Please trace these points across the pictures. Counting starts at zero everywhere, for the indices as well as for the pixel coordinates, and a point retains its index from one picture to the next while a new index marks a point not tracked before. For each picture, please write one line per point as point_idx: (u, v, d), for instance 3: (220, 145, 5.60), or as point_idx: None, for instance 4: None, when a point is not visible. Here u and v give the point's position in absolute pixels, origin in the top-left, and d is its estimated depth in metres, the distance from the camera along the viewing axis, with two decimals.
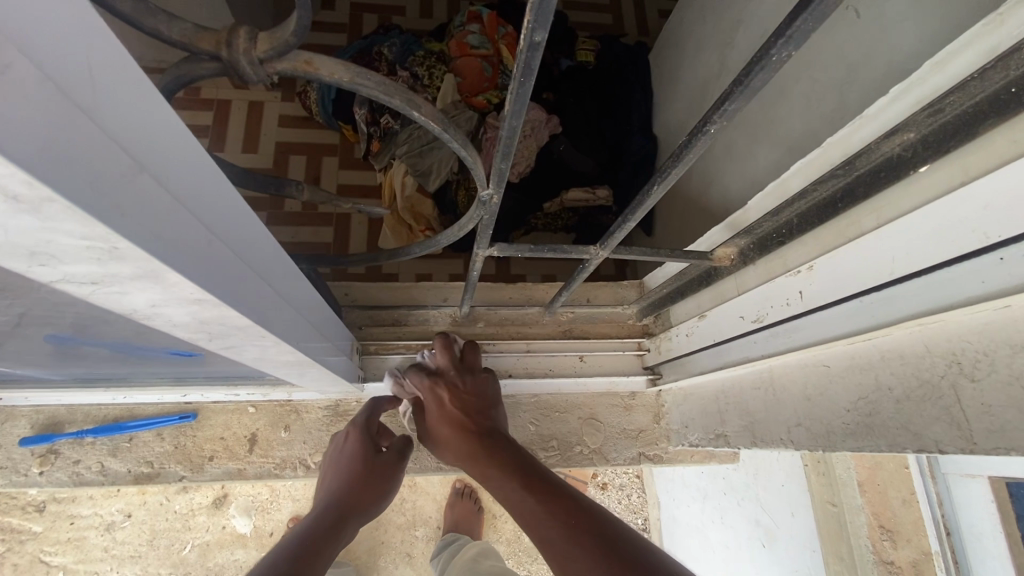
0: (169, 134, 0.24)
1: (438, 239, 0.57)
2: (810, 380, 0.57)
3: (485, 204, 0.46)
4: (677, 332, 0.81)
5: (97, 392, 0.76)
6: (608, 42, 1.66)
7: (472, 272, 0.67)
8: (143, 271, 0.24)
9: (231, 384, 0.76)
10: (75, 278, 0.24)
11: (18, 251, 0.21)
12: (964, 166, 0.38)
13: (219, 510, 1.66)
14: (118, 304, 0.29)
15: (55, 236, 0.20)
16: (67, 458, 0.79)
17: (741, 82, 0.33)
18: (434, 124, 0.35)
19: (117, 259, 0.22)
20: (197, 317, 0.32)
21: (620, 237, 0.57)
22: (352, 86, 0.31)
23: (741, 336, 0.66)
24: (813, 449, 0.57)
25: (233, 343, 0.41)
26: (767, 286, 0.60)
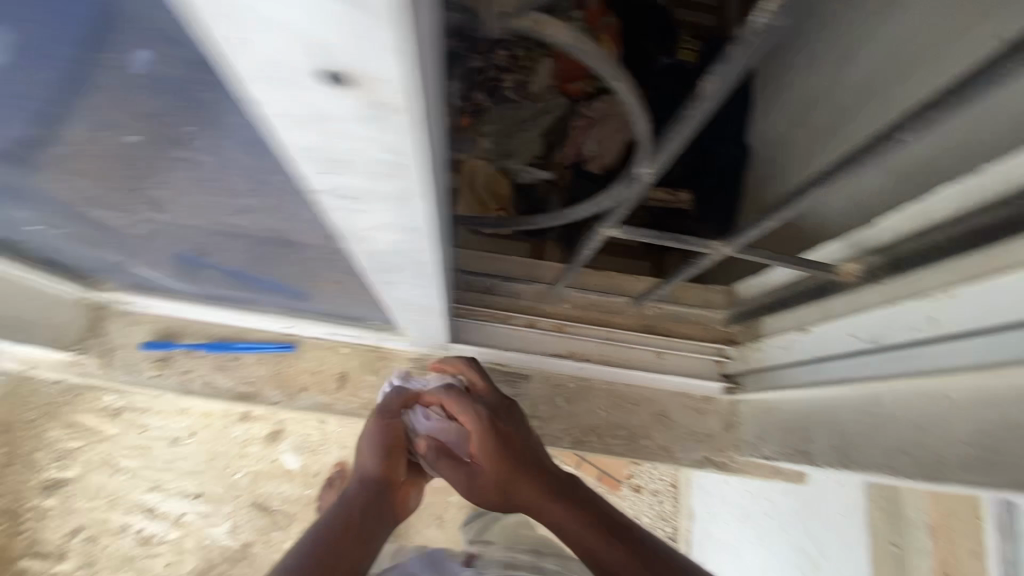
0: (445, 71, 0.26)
1: (566, 213, 0.57)
2: (923, 408, 0.56)
3: (635, 182, 0.47)
4: (774, 342, 0.80)
5: (219, 309, 0.84)
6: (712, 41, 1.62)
7: (583, 251, 0.67)
8: (400, 192, 0.27)
9: (333, 324, 0.84)
10: (337, 189, 0.27)
11: (322, 155, 0.24)
12: None
13: (271, 444, 1.72)
14: (343, 221, 0.32)
15: (370, 146, 0.22)
16: (180, 367, 0.86)
17: None
18: (629, 97, 0.37)
19: (394, 176, 0.25)
20: (394, 245, 0.35)
21: (751, 234, 0.57)
22: (572, 48, 0.33)
23: (848, 354, 0.66)
24: (915, 477, 0.56)
25: (396, 277, 0.44)
26: (889, 308, 0.59)
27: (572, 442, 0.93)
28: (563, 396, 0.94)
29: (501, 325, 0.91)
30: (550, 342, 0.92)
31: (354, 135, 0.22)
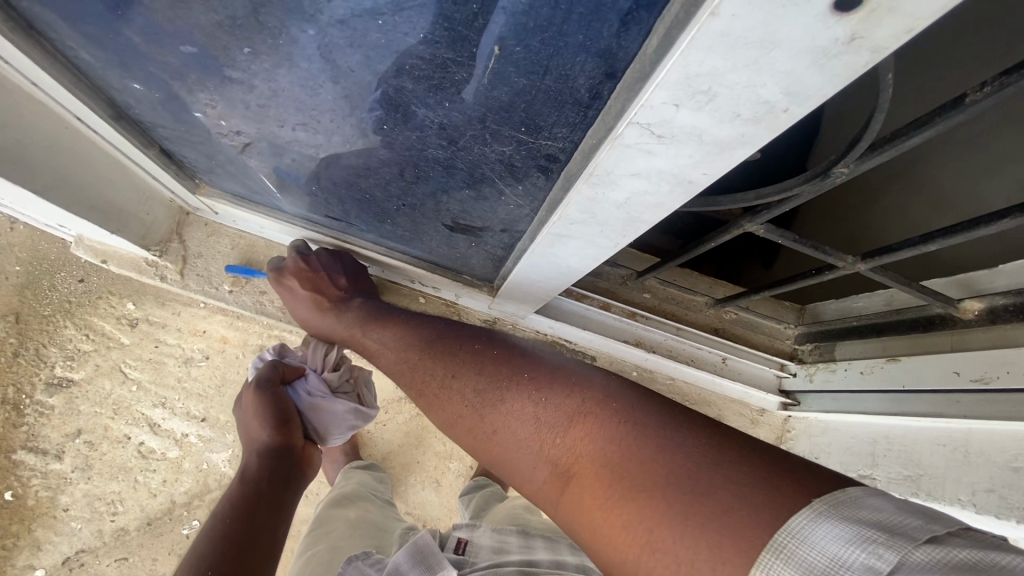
0: None
1: (716, 201, 0.56)
2: (1021, 452, 0.58)
3: (821, 182, 0.47)
4: (843, 365, 0.82)
5: (303, 236, 0.82)
6: None
7: (703, 244, 0.67)
8: (732, 141, 0.26)
9: (423, 272, 0.82)
10: (656, 126, 0.27)
11: (697, 87, 0.23)
12: None
13: None
14: (610, 161, 0.31)
15: (776, 84, 0.22)
16: (257, 287, 0.85)
17: None
18: (887, 94, 0.37)
19: (753, 122, 0.25)
20: (629, 198, 0.35)
21: (898, 253, 0.57)
22: None
23: (943, 389, 0.66)
24: (1005, 518, 0.58)
25: (585, 231, 0.43)
26: (1004, 350, 0.60)
27: None
28: None
29: (578, 306, 0.89)
30: (623, 329, 0.91)
31: (770, 69, 0.21)
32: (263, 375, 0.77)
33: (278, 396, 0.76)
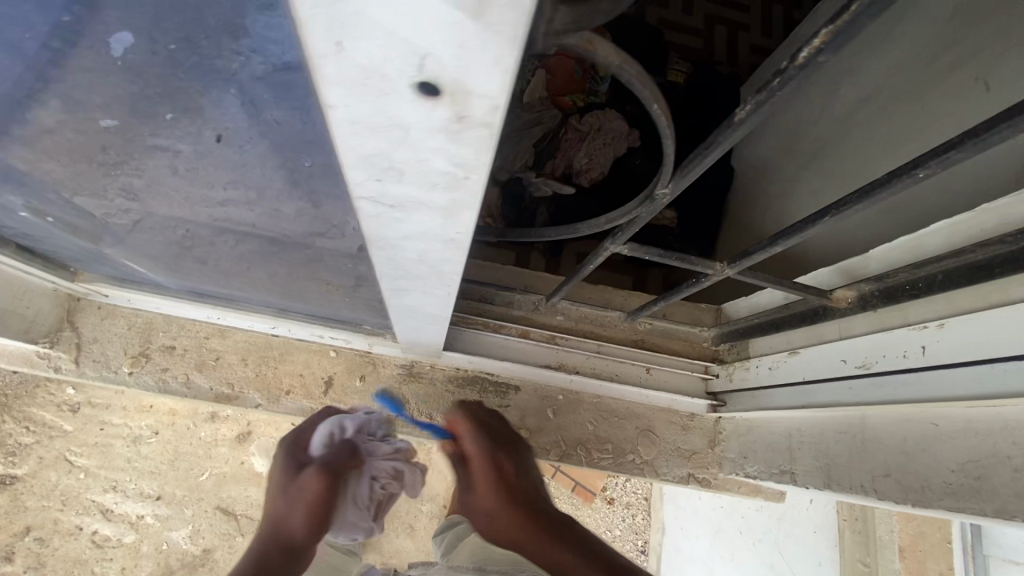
0: None
1: (576, 227, 0.58)
2: (909, 435, 0.58)
3: (653, 203, 0.48)
4: (759, 363, 0.82)
5: (199, 307, 0.80)
6: (703, 67, 1.66)
7: (584, 267, 0.68)
8: (450, 204, 0.26)
9: (323, 325, 0.81)
10: (382, 196, 0.27)
11: (378, 164, 0.23)
12: None
13: (242, 445, 1.66)
14: (377, 228, 0.31)
15: (436, 157, 0.22)
16: (157, 364, 0.83)
17: (977, 134, 0.34)
18: (663, 120, 0.37)
19: (450, 188, 0.24)
20: (421, 254, 0.35)
21: (755, 258, 0.58)
22: (618, 71, 0.33)
23: (836, 379, 0.67)
24: (901, 501, 0.58)
25: (413, 284, 0.42)
26: (881, 335, 0.61)
27: (558, 455, 0.92)
28: (552, 409, 0.93)
29: (494, 338, 0.89)
30: (543, 354, 0.91)
31: (420, 146, 0.21)
32: (291, 446, 0.63)
33: (274, 490, 0.59)
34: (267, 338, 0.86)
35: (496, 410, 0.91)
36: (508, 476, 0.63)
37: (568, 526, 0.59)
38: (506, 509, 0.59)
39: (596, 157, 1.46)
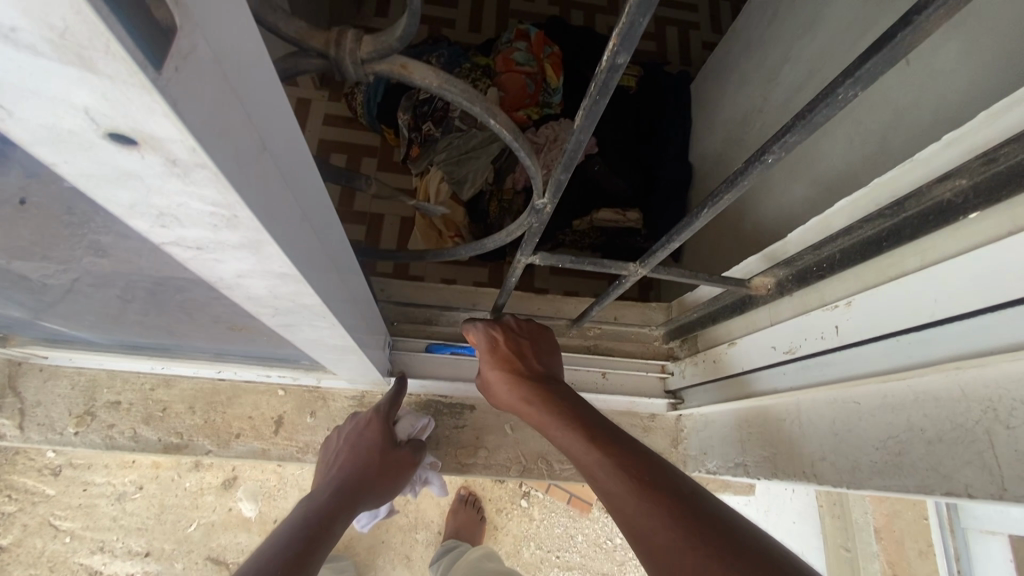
0: (282, 122, 0.26)
1: (485, 243, 0.59)
2: (838, 416, 0.57)
3: (537, 212, 0.49)
4: (706, 357, 0.81)
5: (139, 360, 0.79)
6: (651, 68, 1.68)
7: (509, 279, 0.69)
8: (247, 241, 0.26)
9: (264, 365, 0.79)
10: (183, 242, 0.27)
11: (149, 211, 0.23)
12: (1014, 215, 0.39)
13: (227, 492, 1.61)
14: (209, 271, 0.31)
15: (188, 200, 0.22)
16: (103, 421, 0.83)
17: (803, 116, 0.34)
18: (507, 133, 0.38)
19: (231, 226, 0.25)
20: (271, 291, 0.35)
21: (661, 256, 0.59)
22: (440, 92, 0.33)
23: (770, 366, 0.67)
24: (838, 485, 0.56)
25: (293, 321, 0.42)
26: (801, 318, 0.61)
27: (519, 471, 0.88)
28: (510, 424, 0.90)
29: (441, 358, 0.87)
30: None
31: (163, 191, 0.21)
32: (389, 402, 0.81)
33: (355, 444, 0.77)
34: (214, 383, 0.86)
35: (451, 431, 0.90)
36: (525, 365, 0.71)
37: (571, 394, 0.66)
38: (511, 387, 0.69)
39: None
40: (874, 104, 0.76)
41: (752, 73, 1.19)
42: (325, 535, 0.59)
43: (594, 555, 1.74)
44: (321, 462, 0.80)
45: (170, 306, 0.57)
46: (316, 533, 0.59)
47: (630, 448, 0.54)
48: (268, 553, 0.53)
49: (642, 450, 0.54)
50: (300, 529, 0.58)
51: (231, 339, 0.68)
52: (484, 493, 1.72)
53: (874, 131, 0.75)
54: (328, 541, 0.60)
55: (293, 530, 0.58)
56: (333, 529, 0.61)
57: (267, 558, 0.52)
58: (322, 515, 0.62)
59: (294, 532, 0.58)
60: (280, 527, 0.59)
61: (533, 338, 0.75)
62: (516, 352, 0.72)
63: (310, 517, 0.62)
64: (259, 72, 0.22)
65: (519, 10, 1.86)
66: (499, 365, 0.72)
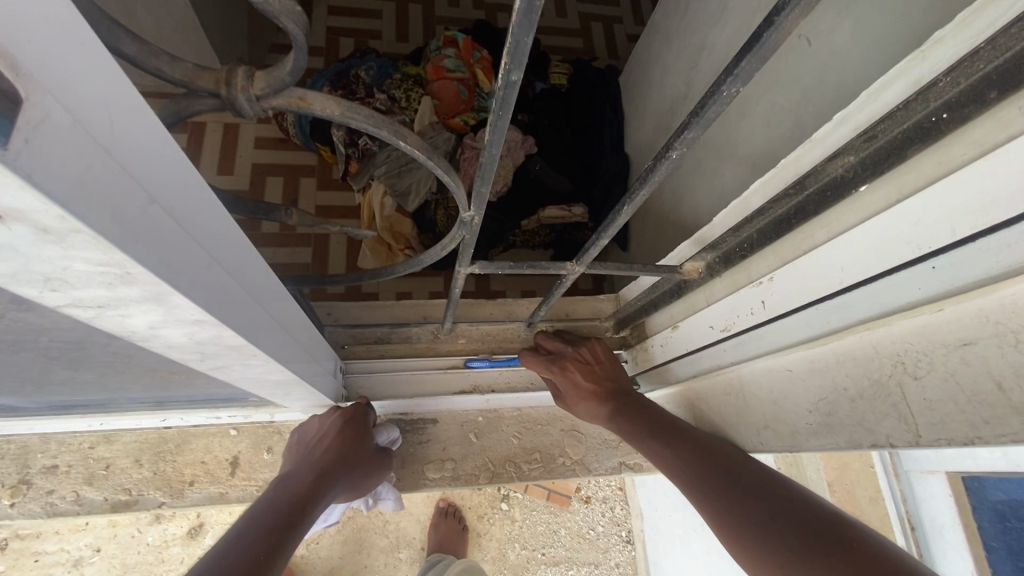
0: (175, 168, 0.25)
1: (421, 259, 0.59)
2: (775, 385, 0.59)
3: (467, 225, 0.49)
4: (654, 342, 0.84)
5: (73, 420, 0.75)
6: (579, 65, 1.72)
7: (453, 290, 0.69)
8: (149, 293, 0.26)
9: (210, 407, 0.76)
10: (81, 302, 0.26)
11: (35, 277, 0.22)
12: (899, 184, 0.42)
13: (194, 540, 1.53)
14: (118, 326, 0.30)
15: (74, 263, 0.21)
16: (42, 489, 0.78)
17: (696, 113, 0.36)
18: (419, 153, 0.38)
19: (128, 282, 0.24)
20: (190, 337, 0.34)
21: (592, 253, 0.60)
22: (343, 120, 0.34)
23: (710, 345, 0.70)
24: (781, 450, 0.58)
25: (224, 362, 0.41)
26: (732, 297, 0.64)
27: (488, 478, 0.88)
28: (473, 432, 0.91)
29: (399, 373, 0.87)
30: (451, 379, 0.88)
31: (43, 258, 0.21)
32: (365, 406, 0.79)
33: (335, 435, 0.72)
34: (160, 432, 0.82)
35: (415, 447, 0.88)
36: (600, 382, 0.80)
37: (665, 422, 0.68)
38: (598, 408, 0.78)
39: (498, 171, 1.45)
40: (784, 84, 0.81)
41: (673, 63, 1.23)
42: (298, 524, 0.55)
43: (578, 546, 1.74)
44: (297, 442, 0.74)
45: (92, 361, 0.54)
46: (286, 522, 0.54)
47: (706, 452, 0.61)
48: (232, 544, 0.48)
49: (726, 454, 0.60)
50: (274, 516, 0.54)
51: (168, 386, 0.65)
52: (463, 501, 1.72)
53: (786, 111, 0.79)
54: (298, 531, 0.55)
55: (265, 516, 0.54)
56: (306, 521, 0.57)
57: (229, 552, 0.47)
58: (297, 501, 0.58)
59: (264, 520, 0.53)
60: (250, 512, 0.55)
61: (599, 362, 0.83)
62: (592, 382, 0.80)
63: (279, 504, 0.57)
64: (133, 124, 0.22)
65: (444, 17, 1.86)
66: (579, 398, 0.80)
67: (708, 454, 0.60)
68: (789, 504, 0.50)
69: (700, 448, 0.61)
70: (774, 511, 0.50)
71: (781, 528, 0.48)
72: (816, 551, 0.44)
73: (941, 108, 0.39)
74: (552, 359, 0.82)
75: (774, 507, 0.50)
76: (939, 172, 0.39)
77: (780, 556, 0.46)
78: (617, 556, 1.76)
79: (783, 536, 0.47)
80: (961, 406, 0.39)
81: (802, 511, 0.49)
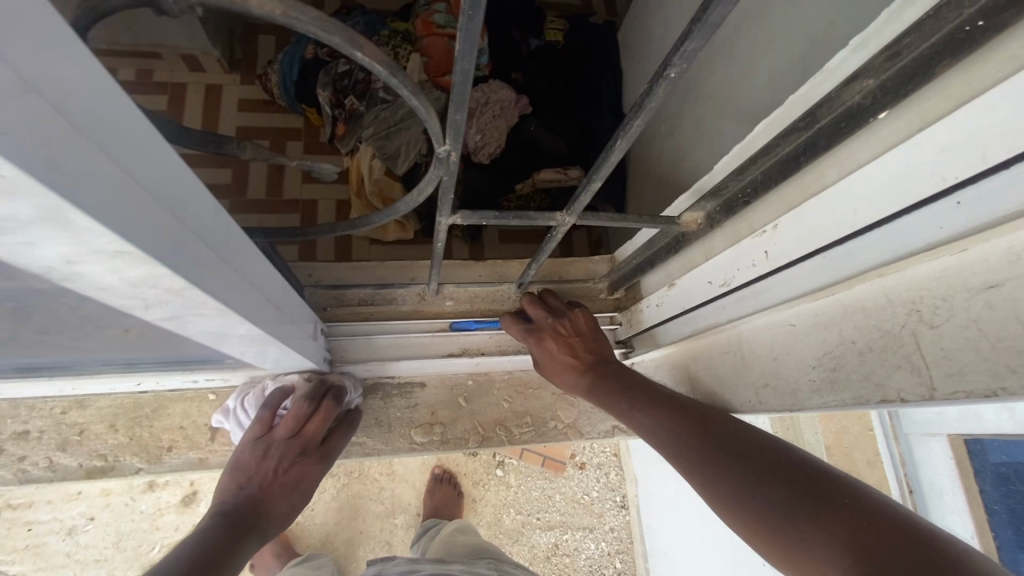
0: (65, 56, 0.21)
1: (398, 206, 0.55)
2: (777, 341, 0.56)
3: (443, 163, 0.45)
4: (650, 302, 0.80)
5: (41, 384, 0.72)
6: (575, 19, 1.63)
7: (436, 246, 0.65)
8: (44, 211, 0.21)
9: (185, 371, 0.73)
10: None
11: None
12: (923, 110, 0.38)
13: (188, 508, 1.52)
14: (28, 259, 0.26)
15: None
16: (13, 455, 0.75)
17: (699, 18, 0.31)
18: (379, 67, 0.33)
19: (8, 193, 0.20)
20: (120, 276, 0.30)
21: (584, 201, 0.56)
22: (286, 21, 0.29)
23: (708, 302, 0.66)
24: (781, 409, 0.55)
25: (173, 311, 0.37)
26: (733, 249, 0.60)
27: (478, 442, 0.86)
28: (463, 396, 0.88)
29: (384, 336, 0.84)
30: (438, 344, 0.85)
31: None
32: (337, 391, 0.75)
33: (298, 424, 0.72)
34: (135, 397, 0.79)
35: (402, 411, 0.86)
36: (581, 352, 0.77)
37: (649, 390, 0.66)
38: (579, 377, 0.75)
39: (490, 131, 1.39)
40: (793, 24, 0.75)
41: (674, 10, 1.16)
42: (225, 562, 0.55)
43: (574, 511, 1.75)
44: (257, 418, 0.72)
45: (43, 318, 0.50)
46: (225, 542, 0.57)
47: (692, 415, 0.58)
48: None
49: (713, 416, 0.57)
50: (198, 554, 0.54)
51: (134, 346, 0.62)
52: (458, 468, 1.71)
53: (795, 53, 0.74)
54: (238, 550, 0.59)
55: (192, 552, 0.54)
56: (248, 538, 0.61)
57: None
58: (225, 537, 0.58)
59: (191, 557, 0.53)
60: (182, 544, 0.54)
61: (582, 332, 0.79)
62: (571, 354, 0.77)
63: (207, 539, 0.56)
64: None
65: None
66: (559, 369, 0.77)
67: (694, 417, 0.57)
68: (780, 463, 0.48)
69: (685, 412, 0.59)
70: (769, 476, 0.47)
71: (774, 493, 0.45)
72: (813, 514, 0.41)
73: (977, 16, 0.34)
74: (531, 331, 0.79)
75: (765, 467, 0.47)
76: (972, 92, 0.34)
77: (775, 523, 0.43)
78: (611, 520, 1.77)
79: (776, 501, 0.44)
80: (983, 355, 0.35)
81: (795, 472, 0.46)
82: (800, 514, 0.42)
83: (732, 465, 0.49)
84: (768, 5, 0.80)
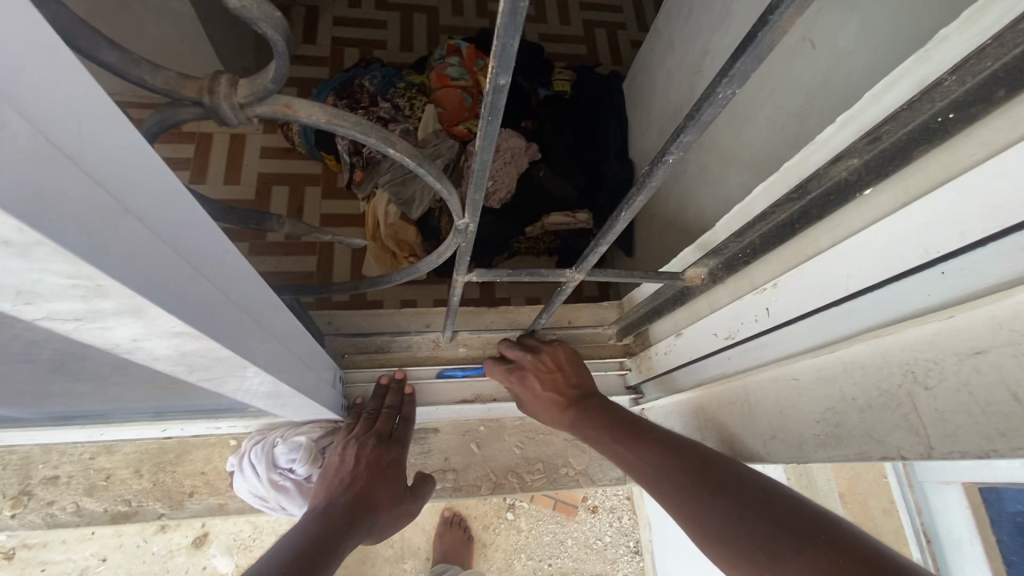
0: (151, 179, 0.25)
1: (418, 267, 0.59)
2: (781, 394, 0.58)
3: (462, 232, 0.48)
4: (658, 349, 0.83)
5: (74, 431, 0.75)
6: (583, 72, 1.71)
7: (452, 299, 0.67)
8: (125, 306, 0.25)
9: (210, 419, 0.76)
10: (58, 315, 0.25)
11: (6, 291, 0.22)
12: (905, 187, 0.41)
13: (199, 550, 1.52)
14: (100, 339, 0.30)
15: (43, 277, 0.21)
16: (42, 500, 0.78)
17: (692, 116, 0.35)
18: (408, 160, 0.37)
19: (102, 296, 0.23)
20: (176, 349, 0.33)
21: (592, 260, 0.59)
22: (330, 127, 0.33)
23: (715, 353, 0.69)
24: (788, 462, 0.56)
25: (215, 373, 0.41)
26: (736, 304, 0.63)
27: (490, 488, 0.87)
28: (475, 442, 0.90)
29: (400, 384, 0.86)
30: (452, 389, 0.87)
31: (11, 272, 0.20)
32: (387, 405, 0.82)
33: (363, 447, 0.74)
34: (160, 443, 0.82)
35: (417, 457, 0.87)
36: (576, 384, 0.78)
37: (635, 418, 0.68)
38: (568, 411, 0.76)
39: (501, 177, 1.43)
40: (789, 87, 0.79)
41: (677, 67, 1.22)
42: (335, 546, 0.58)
43: (586, 557, 1.72)
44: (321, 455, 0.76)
45: (87, 374, 0.53)
46: (321, 545, 0.57)
47: (671, 443, 0.60)
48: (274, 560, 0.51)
49: (688, 445, 0.59)
50: (308, 540, 0.56)
51: (165, 397, 0.65)
52: (469, 511, 1.70)
53: (790, 114, 0.78)
54: (337, 554, 0.57)
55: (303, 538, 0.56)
56: (344, 545, 0.60)
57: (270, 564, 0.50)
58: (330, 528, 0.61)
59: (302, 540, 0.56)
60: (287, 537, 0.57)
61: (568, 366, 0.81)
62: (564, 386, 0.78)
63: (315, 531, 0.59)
64: (102, 129, 0.21)
65: (448, 26, 1.87)
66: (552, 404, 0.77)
67: (676, 444, 0.60)
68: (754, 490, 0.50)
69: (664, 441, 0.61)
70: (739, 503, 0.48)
71: (759, 526, 0.46)
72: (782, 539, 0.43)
73: (946, 109, 0.37)
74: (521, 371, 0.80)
75: (738, 495, 0.49)
76: (948, 174, 0.38)
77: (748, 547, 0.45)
78: (625, 567, 1.73)
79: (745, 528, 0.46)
80: (974, 418, 0.37)
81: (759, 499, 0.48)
82: (795, 555, 0.42)
83: (711, 494, 0.51)
84: (763, 69, 0.85)
